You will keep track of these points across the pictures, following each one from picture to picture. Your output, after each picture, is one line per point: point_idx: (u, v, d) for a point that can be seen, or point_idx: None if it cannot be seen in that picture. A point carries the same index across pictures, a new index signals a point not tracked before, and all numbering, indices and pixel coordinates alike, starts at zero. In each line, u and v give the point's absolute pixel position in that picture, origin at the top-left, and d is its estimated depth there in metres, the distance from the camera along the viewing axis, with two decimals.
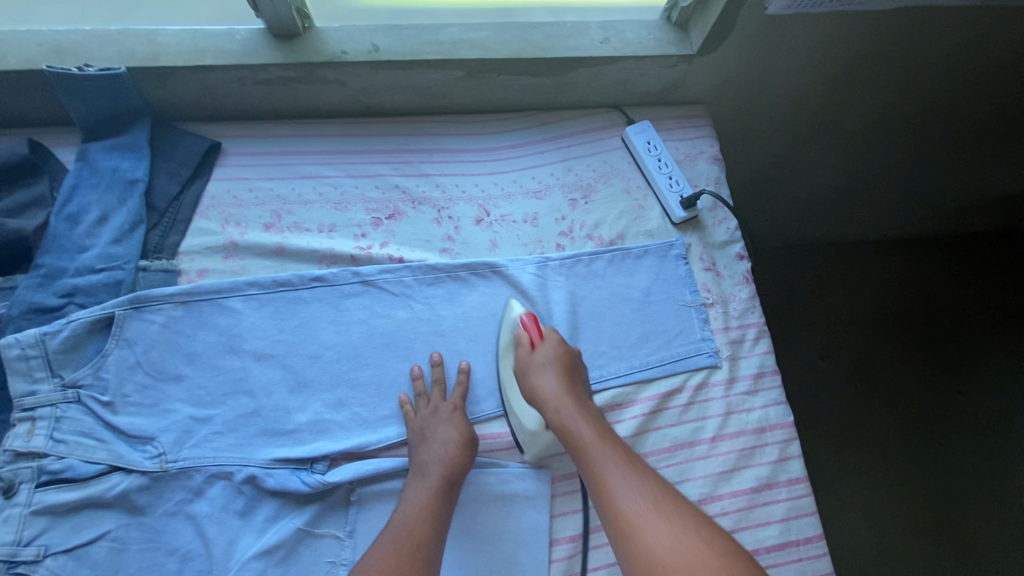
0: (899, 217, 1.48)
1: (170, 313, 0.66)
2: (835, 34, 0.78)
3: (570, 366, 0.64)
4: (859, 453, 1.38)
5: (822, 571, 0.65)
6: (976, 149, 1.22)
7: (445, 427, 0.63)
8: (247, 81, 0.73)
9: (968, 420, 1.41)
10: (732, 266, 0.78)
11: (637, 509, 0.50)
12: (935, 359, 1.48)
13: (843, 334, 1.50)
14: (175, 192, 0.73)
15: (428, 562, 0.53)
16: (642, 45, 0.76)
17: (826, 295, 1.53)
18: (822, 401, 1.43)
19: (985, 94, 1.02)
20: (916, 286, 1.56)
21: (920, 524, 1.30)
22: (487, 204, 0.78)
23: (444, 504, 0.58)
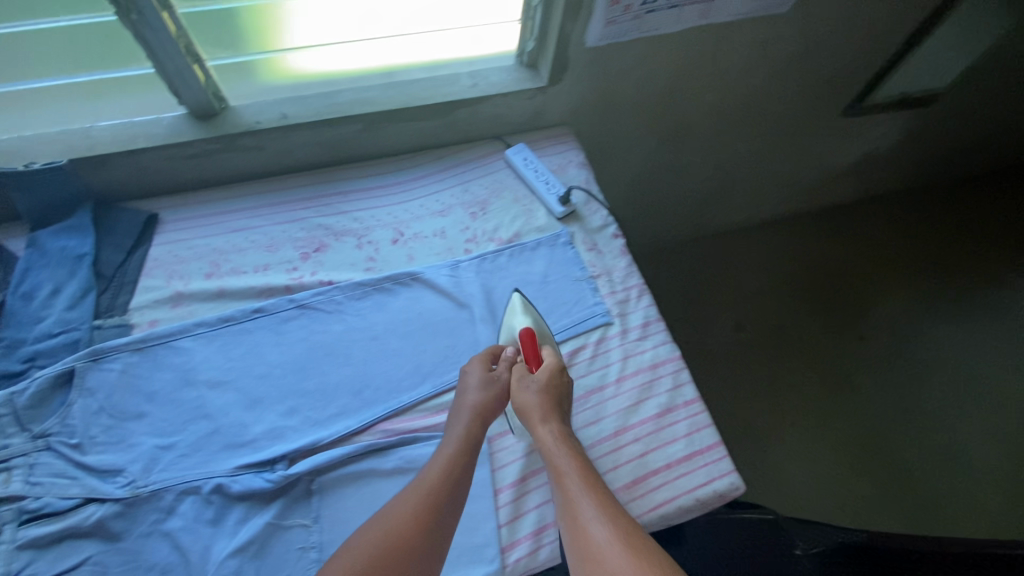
0: (773, 201, 1.72)
1: (127, 360, 0.75)
2: (654, 57, 0.98)
3: (562, 389, 0.73)
4: (788, 410, 1.53)
5: (725, 470, 0.77)
6: (814, 136, 1.44)
7: (473, 380, 0.74)
8: (176, 158, 0.85)
9: (875, 365, 1.61)
10: (610, 244, 0.95)
11: (609, 550, 0.56)
12: (834, 318, 1.69)
13: (750, 308, 1.70)
14: (120, 260, 0.82)
15: (439, 506, 0.63)
16: (503, 85, 0.95)
17: (728, 277, 1.75)
18: (745, 369, 1.59)
19: (797, 93, 1.24)
20: (801, 256, 1.80)
21: (855, 468, 1.44)
22: (401, 226, 0.92)
23: (466, 451, 0.67)
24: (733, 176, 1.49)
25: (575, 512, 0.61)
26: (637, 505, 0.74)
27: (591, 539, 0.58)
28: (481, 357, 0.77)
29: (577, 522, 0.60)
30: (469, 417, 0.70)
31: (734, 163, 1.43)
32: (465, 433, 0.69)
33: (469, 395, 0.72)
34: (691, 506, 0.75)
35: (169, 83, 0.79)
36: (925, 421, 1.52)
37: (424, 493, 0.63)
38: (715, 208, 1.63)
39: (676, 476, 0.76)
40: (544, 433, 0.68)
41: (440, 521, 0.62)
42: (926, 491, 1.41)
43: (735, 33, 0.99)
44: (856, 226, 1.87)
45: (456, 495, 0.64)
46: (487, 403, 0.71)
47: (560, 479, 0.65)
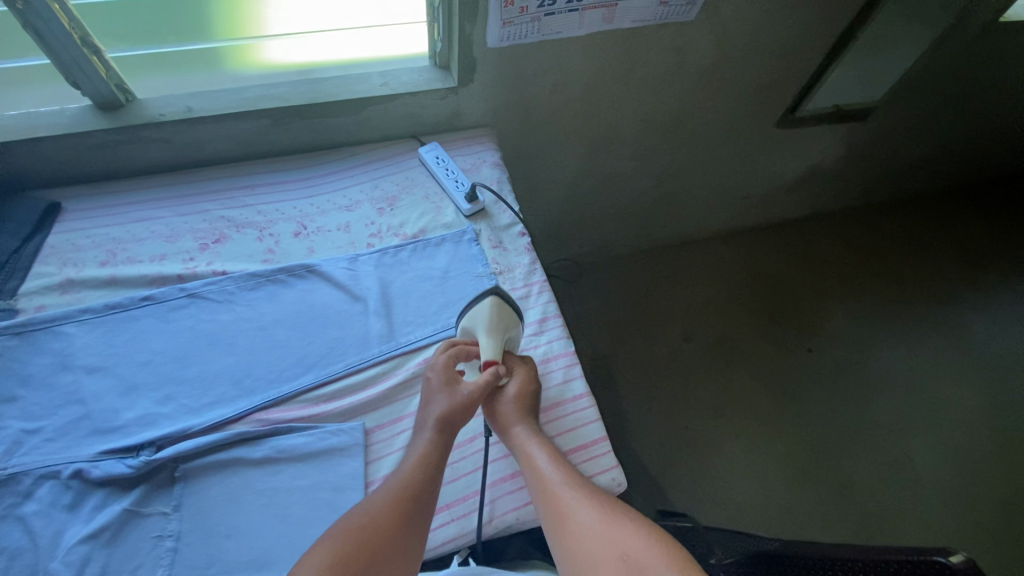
0: (721, 214, 1.73)
1: (5, 344, 0.75)
2: (564, 61, 1.00)
3: (533, 391, 0.77)
4: (732, 421, 1.51)
5: (607, 466, 0.76)
6: (753, 146, 1.45)
7: (440, 390, 0.74)
8: (79, 148, 0.87)
9: (822, 378, 1.60)
10: (515, 242, 0.95)
11: (584, 516, 0.65)
12: (781, 329, 1.68)
13: (699, 319, 1.69)
14: (15, 245, 0.83)
15: (417, 501, 0.65)
16: (413, 84, 0.96)
17: (679, 287, 1.75)
18: (689, 379, 1.58)
19: (726, 100, 1.26)
20: (752, 268, 1.81)
21: (797, 480, 1.42)
22: (305, 220, 0.93)
23: (437, 453, 0.69)
24: (676, 183, 1.49)
25: (552, 489, 0.67)
26: (512, 498, 0.74)
27: (569, 510, 0.65)
28: (444, 362, 0.76)
29: (555, 498, 0.67)
30: (437, 425, 0.71)
31: (674, 172, 1.44)
32: (435, 439, 0.71)
33: (437, 404, 0.72)
34: None
35: (67, 75, 0.81)
36: (870, 434, 1.50)
37: (397, 491, 0.65)
38: (662, 217, 1.64)
39: None
40: (518, 433, 0.73)
41: (419, 516, 0.64)
42: (870, 507, 1.38)
43: (644, 38, 1.01)
44: (808, 240, 1.88)
45: (428, 491, 0.66)
46: (457, 411, 0.72)
47: (531, 466, 0.70)
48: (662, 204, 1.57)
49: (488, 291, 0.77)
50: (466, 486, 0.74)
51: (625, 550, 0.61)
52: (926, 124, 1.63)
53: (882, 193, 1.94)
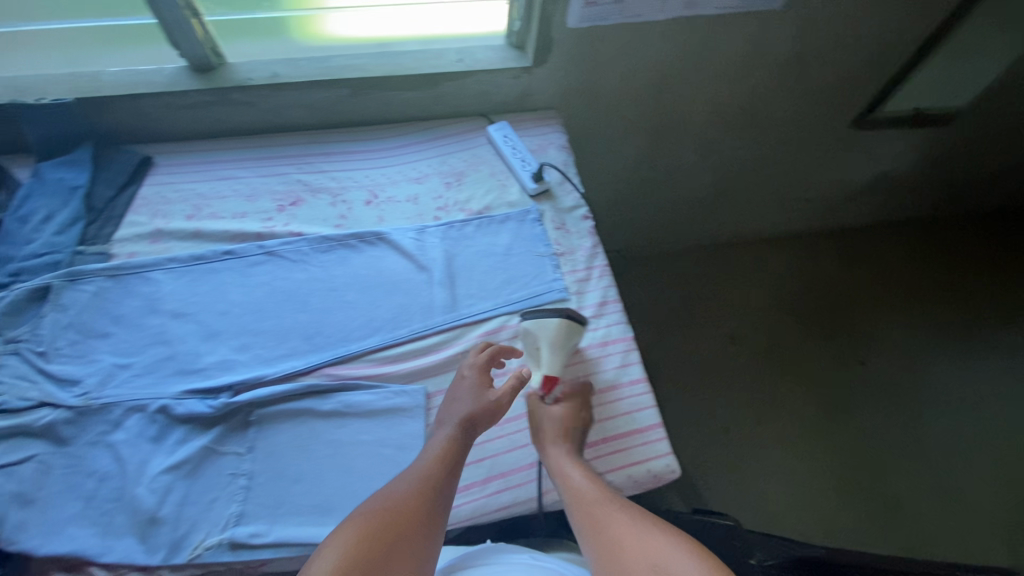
0: (780, 215, 1.69)
1: (100, 284, 0.80)
2: (642, 46, 1.00)
3: (577, 413, 0.76)
4: (775, 427, 1.48)
5: (661, 452, 0.77)
6: (822, 147, 1.41)
7: (469, 391, 0.74)
8: (173, 107, 0.91)
9: (869, 395, 1.54)
10: (578, 224, 0.95)
11: (619, 528, 0.66)
12: (833, 338, 1.63)
13: (747, 321, 1.66)
14: (111, 195, 0.88)
15: (436, 496, 0.66)
16: (489, 62, 0.98)
17: (728, 287, 1.71)
18: (734, 381, 1.55)
19: (801, 95, 1.22)
20: (806, 274, 1.75)
21: (838, 493, 1.38)
22: (375, 190, 0.96)
23: (458, 448, 0.70)
24: (736, 181, 1.47)
25: (587, 504, 0.69)
26: None
27: (605, 525, 0.67)
28: (478, 364, 0.77)
29: (591, 513, 0.68)
30: (460, 423, 0.71)
31: (736, 167, 1.41)
32: (454, 436, 0.71)
33: (462, 404, 0.73)
34: (622, 483, 0.75)
35: (170, 36, 0.86)
36: (919, 453, 1.45)
37: (421, 481, 0.66)
38: (719, 214, 1.60)
39: (609, 452, 0.76)
40: (553, 454, 0.73)
41: (436, 507, 0.65)
42: (914, 527, 1.34)
43: (724, 25, 1.00)
44: (868, 249, 1.82)
45: (446, 485, 0.67)
46: (479, 411, 0.73)
47: (565, 480, 0.71)
48: (719, 201, 1.54)
49: (558, 313, 0.75)
50: (521, 457, 0.76)
51: (658, 559, 0.61)
52: (1008, 135, 1.55)
53: (951, 205, 1.85)
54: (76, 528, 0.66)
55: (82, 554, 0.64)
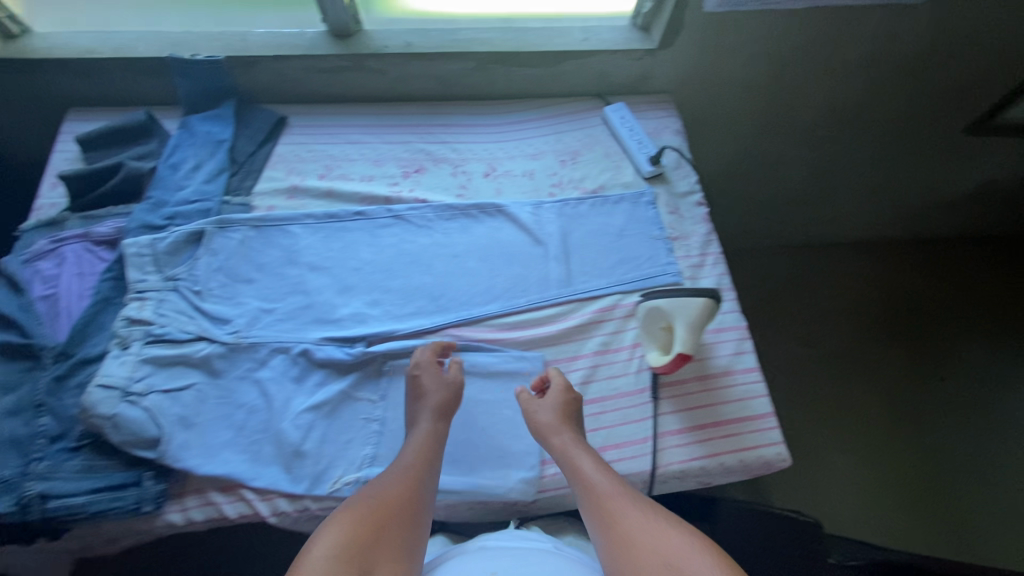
0: (884, 214, 1.53)
1: (245, 233, 0.85)
2: (768, 32, 1.00)
3: (559, 407, 0.73)
4: (847, 432, 1.35)
5: (773, 440, 0.78)
6: (934, 153, 1.34)
7: (437, 383, 0.74)
8: (311, 70, 0.96)
9: (952, 417, 1.36)
10: (692, 210, 0.95)
11: (629, 522, 0.64)
12: (926, 347, 1.46)
13: (828, 319, 1.51)
14: (252, 150, 0.94)
15: (420, 490, 0.66)
16: (614, 42, 0.98)
17: (812, 282, 1.56)
18: (807, 379, 1.43)
19: (921, 93, 1.17)
20: (905, 278, 1.57)
21: (910, 509, 1.26)
22: (493, 163, 0.98)
23: (433, 443, 0.70)
24: (832, 180, 1.39)
25: (596, 497, 0.67)
26: (680, 451, 0.77)
27: (617, 518, 0.65)
28: (428, 352, 0.78)
29: (602, 506, 0.66)
30: (431, 415, 0.72)
31: (840, 167, 1.35)
32: (432, 429, 0.71)
33: (430, 396, 0.73)
34: (734, 465, 0.77)
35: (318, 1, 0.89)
36: (1014, 482, 1.28)
37: (404, 476, 0.66)
38: (815, 204, 1.46)
39: (721, 435, 0.78)
40: (559, 445, 0.71)
41: (421, 500, 0.66)
42: (997, 558, 1.20)
43: (854, 11, 0.98)
44: (984, 259, 1.60)
45: (427, 478, 0.68)
46: (448, 403, 0.74)
47: (573, 471, 0.69)
48: (818, 199, 1.44)
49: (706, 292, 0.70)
50: (634, 431, 0.78)
51: (673, 560, 0.60)
52: None
53: None
54: (230, 452, 0.71)
55: (236, 477, 0.70)
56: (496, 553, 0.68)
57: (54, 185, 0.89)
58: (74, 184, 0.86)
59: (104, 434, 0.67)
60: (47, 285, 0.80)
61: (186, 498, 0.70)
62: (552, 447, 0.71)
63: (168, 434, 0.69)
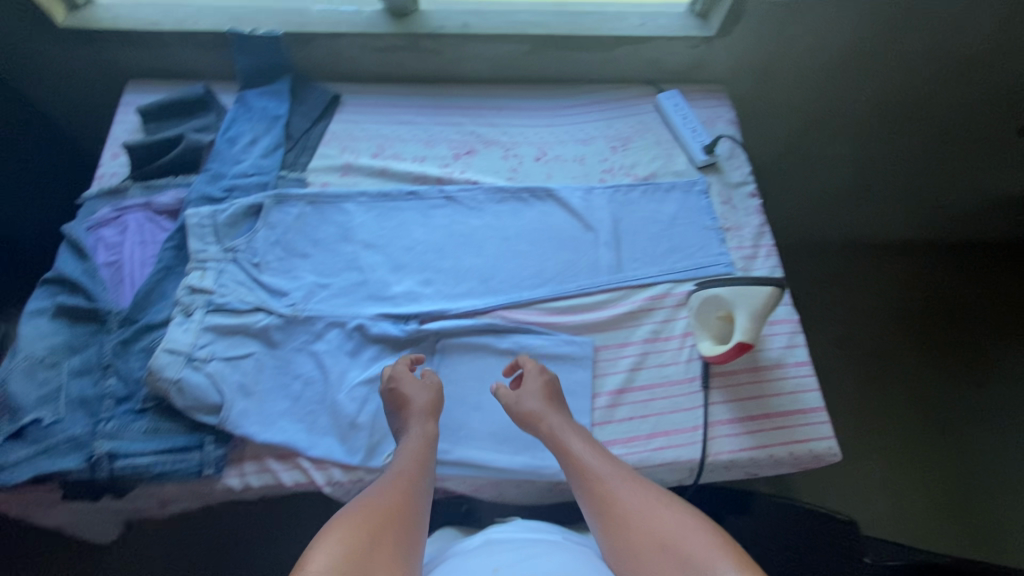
0: (957, 209, 1.34)
1: (301, 209, 0.86)
2: (826, 24, 0.99)
3: (545, 402, 0.72)
4: (886, 432, 1.22)
5: (824, 434, 0.77)
6: (999, 167, 1.24)
7: (422, 388, 0.72)
8: (366, 48, 0.96)
9: (1000, 422, 1.23)
10: (745, 202, 0.94)
11: (627, 505, 0.63)
12: (991, 352, 1.29)
13: (880, 316, 1.34)
14: (306, 126, 0.94)
15: (418, 497, 0.62)
16: (671, 29, 0.97)
17: (868, 278, 1.38)
18: (849, 376, 1.28)
19: (979, 96, 1.13)
20: (978, 280, 1.37)
21: (947, 514, 1.14)
22: (544, 147, 0.98)
23: (426, 450, 0.67)
24: (887, 185, 1.30)
25: (591, 481, 0.66)
26: (730, 441, 0.76)
27: (614, 499, 0.64)
28: (404, 363, 0.75)
29: (597, 489, 0.65)
30: (420, 419, 0.70)
31: (892, 168, 1.27)
32: (425, 432, 0.69)
33: (415, 401, 0.70)
34: (783, 458, 0.76)
35: None
36: None
37: (399, 484, 0.62)
38: (873, 194, 1.31)
39: (772, 427, 0.77)
40: (547, 428, 0.71)
41: (419, 511, 0.61)
42: None
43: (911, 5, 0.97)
44: None
45: (423, 485, 0.64)
46: (434, 404, 0.72)
47: (566, 460, 0.68)
48: (871, 211, 1.35)
49: (772, 282, 0.70)
50: (684, 419, 0.77)
51: (673, 537, 0.59)
52: None
53: None
54: (287, 421, 0.72)
55: (293, 445, 0.71)
56: (502, 546, 0.66)
57: (115, 155, 0.90)
58: (135, 154, 0.88)
59: (169, 398, 0.69)
60: (111, 253, 0.82)
61: (244, 463, 0.71)
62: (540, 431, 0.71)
63: (230, 400, 0.71)
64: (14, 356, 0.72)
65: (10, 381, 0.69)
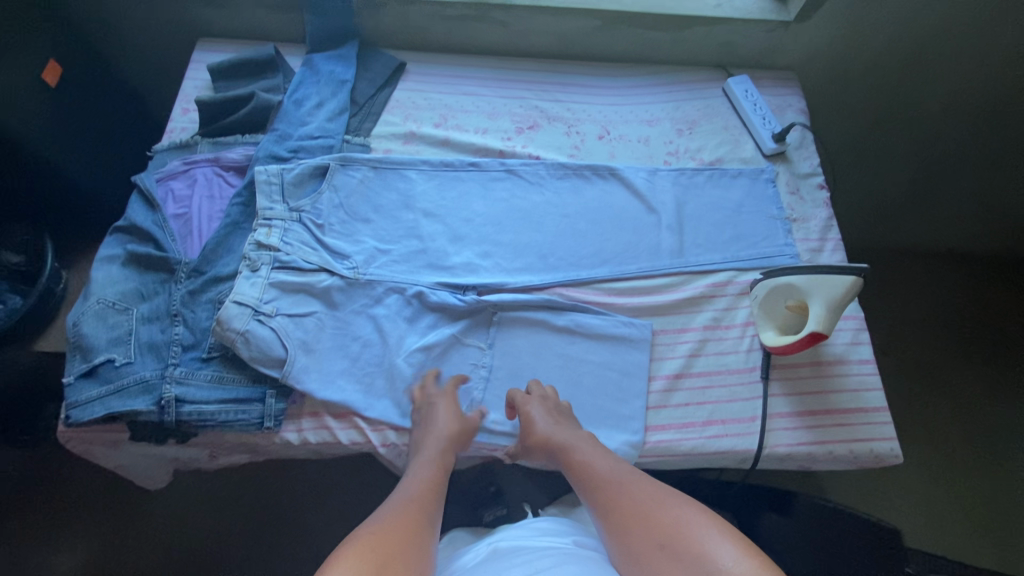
0: None
1: (365, 173, 0.86)
2: (917, 9, 0.94)
3: (552, 416, 0.71)
4: (944, 438, 1.13)
5: (885, 434, 0.75)
6: None
7: (445, 413, 0.71)
8: (435, 17, 0.95)
9: None
10: (814, 193, 0.91)
11: (632, 505, 0.59)
12: None
13: (948, 325, 1.24)
14: (371, 93, 0.94)
15: (429, 521, 0.59)
16: (748, 11, 0.94)
17: (938, 288, 1.27)
18: (915, 379, 1.19)
19: None
20: None
21: (1003, 530, 1.06)
22: (608, 126, 0.96)
23: (439, 481, 0.65)
24: (959, 196, 1.20)
25: (594, 488, 0.63)
26: (788, 434, 0.75)
27: (617, 502, 0.60)
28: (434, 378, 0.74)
29: (602, 496, 0.62)
30: (439, 445, 0.68)
31: (974, 177, 1.17)
32: (442, 459, 0.67)
33: (438, 426, 0.69)
34: (842, 455, 0.74)
35: None
36: None
37: (412, 505, 0.59)
38: (949, 202, 1.22)
39: (832, 423, 0.75)
40: (552, 441, 0.68)
41: (429, 534, 0.57)
42: None
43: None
44: None
45: (433, 509, 0.61)
46: (453, 428, 0.70)
47: (573, 467, 0.67)
48: (938, 220, 1.25)
49: (854, 271, 0.68)
50: (742, 409, 0.76)
51: (676, 531, 0.55)
52: None
53: None
54: (346, 379, 0.73)
55: (350, 405, 0.72)
56: (509, 556, 0.59)
57: (185, 111, 0.92)
58: (206, 110, 0.89)
59: (235, 347, 0.70)
60: (179, 205, 0.84)
61: (302, 419, 0.73)
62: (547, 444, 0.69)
63: (292, 356, 0.71)
64: (88, 298, 0.74)
65: (85, 322, 0.72)
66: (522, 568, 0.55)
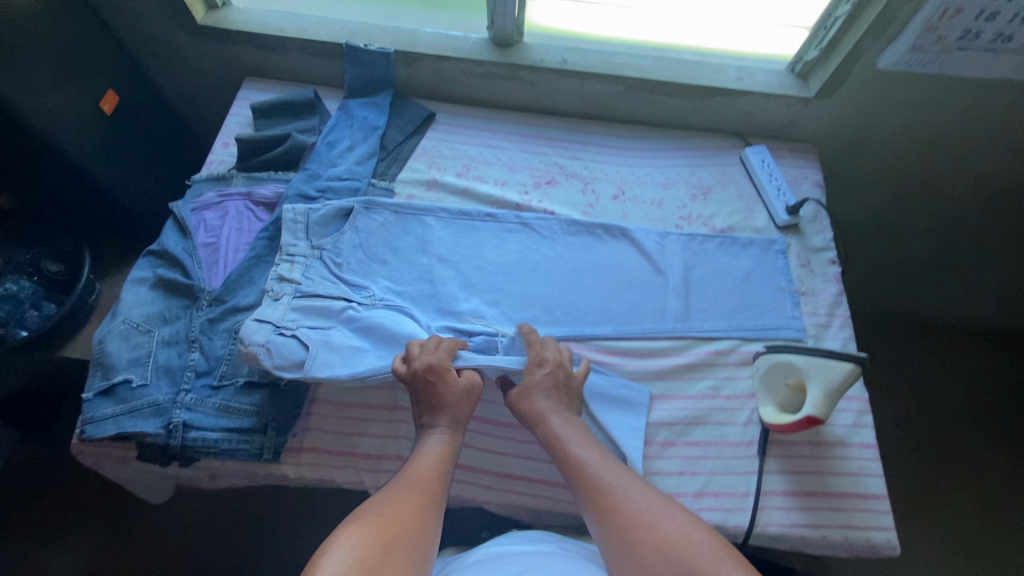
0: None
1: (385, 217, 0.90)
2: (941, 98, 0.94)
3: (558, 410, 0.73)
4: (959, 521, 1.11)
5: (883, 524, 0.74)
6: None
7: (450, 385, 0.71)
8: (467, 73, 1.00)
9: None
10: (825, 267, 0.92)
11: (634, 510, 0.61)
12: None
13: (959, 400, 1.23)
14: (400, 140, 0.99)
15: (433, 505, 0.62)
16: (769, 86, 0.97)
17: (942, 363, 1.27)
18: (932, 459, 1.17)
19: None
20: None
21: None
22: (623, 186, 0.99)
23: (446, 460, 0.67)
24: (959, 272, 1.22)
25: (592, 487, 0.65)
26: (780, 514, 0.74)
27: (617, 503, 0.62)
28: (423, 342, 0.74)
29: (601, 497, 0.63)
30: (450, 425, 0.70)
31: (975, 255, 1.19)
32: (450, 437, 0.70)
33: (445, 405, 0.71)
34: (837, 542, 0.73)
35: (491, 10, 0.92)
36: None
37: (419, 488, 0.62)
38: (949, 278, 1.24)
39: (827, 507, 0.74)
40: (553, 426, 0.71)
41: (432, 517, 0.60)
42: None
43: None
44: None
45: (443, 487, 0.65)
46: (460, 400, 0.72)
47: (566, 455, 0.68)
48: (940, 293, 1.26)
49: (855, 359, 0.68)
50: (736, 483, 0.75)
51: (670, 548, 0.57)
52: None
53: None
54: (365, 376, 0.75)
55: None
56: (500, 557, 0.62)
57: (226, 145, 0.99)
58: (244, 147, 0.95)
59: (258, 360, 0.72)
60: (209, 234, 0.89)
61: (300, 454, 0.75)
62: (549, 436, 0.70)
63: (315, 351, 0.73)
64: (115, 318, 0.78)
65: (109, 341, 0.76)
66: (515, 566, 0.59)
